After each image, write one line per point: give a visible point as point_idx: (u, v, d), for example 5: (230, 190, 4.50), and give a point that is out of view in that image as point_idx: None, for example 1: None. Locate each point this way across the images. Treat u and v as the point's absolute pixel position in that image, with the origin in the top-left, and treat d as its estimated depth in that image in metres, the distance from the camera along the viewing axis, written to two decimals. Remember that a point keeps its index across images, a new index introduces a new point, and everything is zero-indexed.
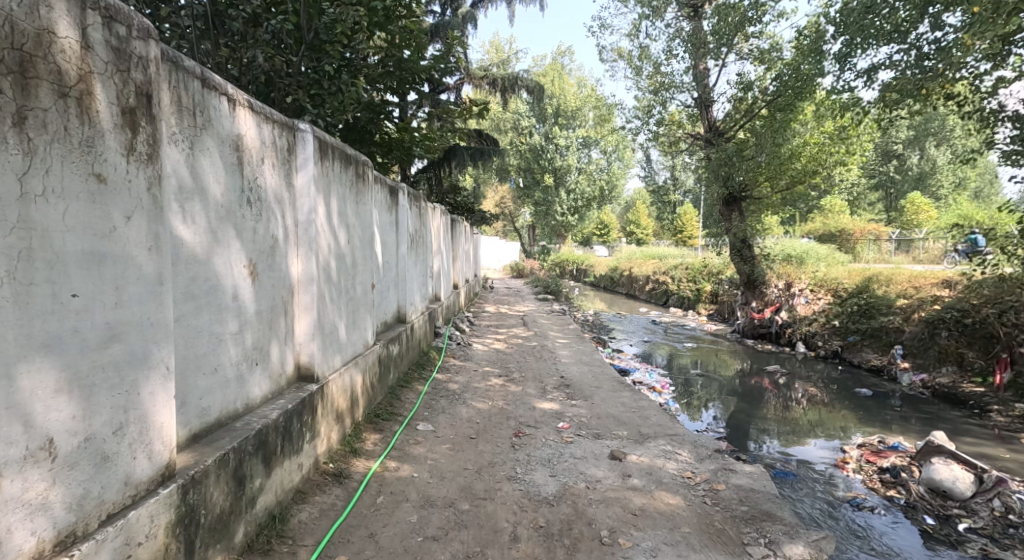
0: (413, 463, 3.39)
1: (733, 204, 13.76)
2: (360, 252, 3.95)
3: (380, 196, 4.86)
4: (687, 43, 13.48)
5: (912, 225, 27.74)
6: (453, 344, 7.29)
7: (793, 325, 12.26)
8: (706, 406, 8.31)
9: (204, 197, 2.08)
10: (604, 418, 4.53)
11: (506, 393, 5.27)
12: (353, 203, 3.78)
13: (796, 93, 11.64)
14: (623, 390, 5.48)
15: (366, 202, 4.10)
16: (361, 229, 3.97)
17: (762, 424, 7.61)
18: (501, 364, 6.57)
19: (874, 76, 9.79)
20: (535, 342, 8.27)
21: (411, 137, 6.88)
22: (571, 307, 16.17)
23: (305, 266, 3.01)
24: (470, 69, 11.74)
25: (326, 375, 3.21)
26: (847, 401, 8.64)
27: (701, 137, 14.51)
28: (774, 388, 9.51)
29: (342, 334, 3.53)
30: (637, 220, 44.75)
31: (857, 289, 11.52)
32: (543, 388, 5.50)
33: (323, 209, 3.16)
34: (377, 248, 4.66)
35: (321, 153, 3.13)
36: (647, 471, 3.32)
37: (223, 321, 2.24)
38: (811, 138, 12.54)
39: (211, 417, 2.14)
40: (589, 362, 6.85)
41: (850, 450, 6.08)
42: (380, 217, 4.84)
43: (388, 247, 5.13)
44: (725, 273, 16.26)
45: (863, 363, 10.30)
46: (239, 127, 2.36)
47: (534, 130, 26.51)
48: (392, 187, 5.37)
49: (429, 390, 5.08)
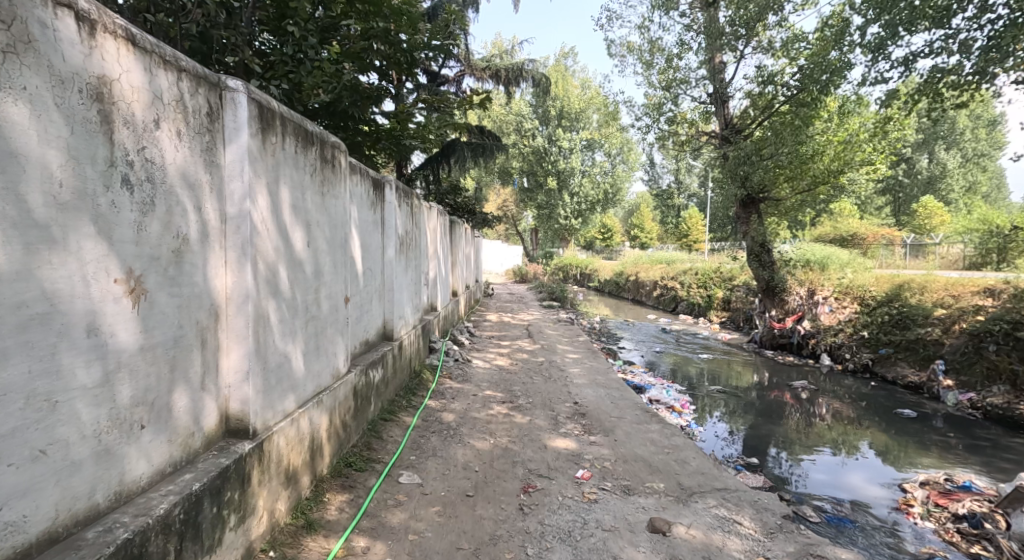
0: (388, 541, 2.54)
1: (750, 206, 12.80)
2: (326, 257, 3.10)
3: (360, 191, 4.02)
4: (701, 35, 12.68)
5: (925, 229, 26.89)
6: (450, 361, 6.46)
7: (817, 335, 11.35)
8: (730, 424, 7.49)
9: (14, 167, 1.27)
10: (633, 463, 3.70)
11: (512, 426, 4.42)
12: (318, 194, 2.95)
13: (820, 83, 10.71)
14: (650, 422, 4.62)
15: (336, 195, 3.26)
16: (329, 228, 3.14)
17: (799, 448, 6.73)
18: (504, 386, 5.70)
19: (911, 64, 9.03)
20: (541, 357, 7.40)
21: (402, 128, 6.00)
22: (577, 314, 15.30)
23: (235, 277, 2.17)
24: (470, 59, 10.85)
25: (269, 424, 2.36)
26: (888, 422, 7.72)
27: (715, 135, 13.64)
28: (798, 404, 8.65)
29: (298, 364, 2.69)
30: (639, 224, 43.90)
31: (888, 297, 10.66)
32: (554, 419, 4.66)
33: (265, 199, 2.31)
34: (354, 254, 3.82)
35: (264, 125, 2.29)
36: (704, 555, 2.49)
37: (69, 371, 1.40)
38: (834, 135, 11.61)
39: (31, 529, 1.31)
40: (604, 383, 5.98)
41: (912, 489, 5.20)
42: (359, 215, 3.99)
43: (370, 253, 4.30)
44: (739, 279, 15.40)
45: (899, 379, 9.39)
46: (106, 64, 1.52)
47: (537, 131, 25.69)
48: (376, 179, 4.52)
49: (418, 423, 4.24)
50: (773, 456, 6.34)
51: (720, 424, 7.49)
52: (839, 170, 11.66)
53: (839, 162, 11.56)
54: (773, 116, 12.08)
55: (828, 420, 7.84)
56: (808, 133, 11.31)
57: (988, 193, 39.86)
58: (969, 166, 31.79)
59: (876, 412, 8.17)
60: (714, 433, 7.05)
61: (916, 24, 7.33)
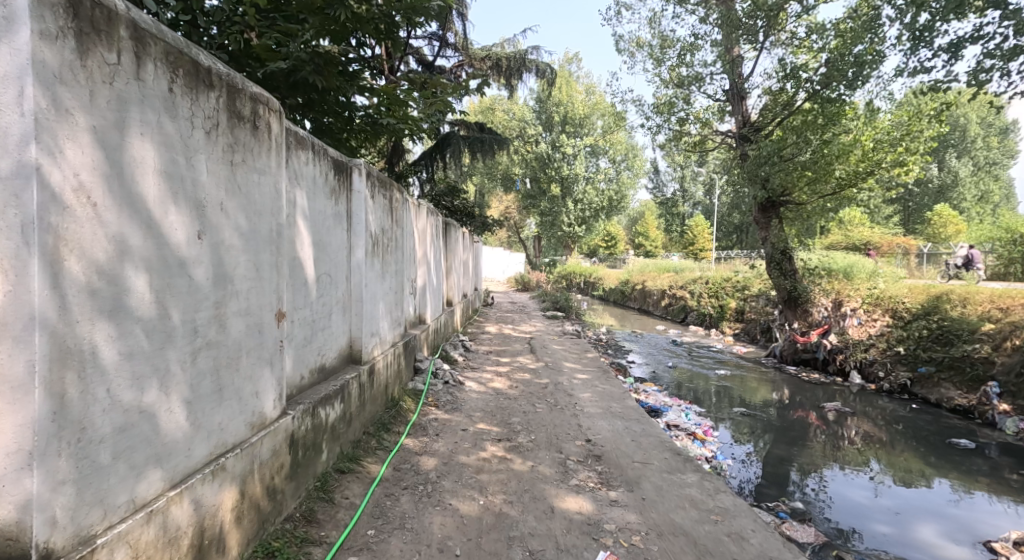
0: None
1: (770, 209, 11.67)
2: (239, 255, 2.13)
3: (308, 173, 3.07)
4: (717, 27, 11.79)
5: (941, 238, 25.77)
6: (438, 383, 5.49)
7: (845, 351, 10.14)
8: (749, 448, 6.59)
9: None
10: (674, 537, 2.75)
11: (509, 477, 3.44)
12: (224, 165, 2.01)
13: (846, 79, 9.74)
14: (684, 470, 3.64)
15: (261, 170, 2.31)
16: (246, 216, 2.18)
17: (834, 476, 5.83)
18: (501, 417, 4.71)
19: (958, 51, 8.13)
20: (545, 378, 6.41)
21: (377, 110, 5.01)
22: (582, 325, 14.31)
23: (13, 283, 1.22)
24: (469, 48, 9.96)
25: (93, 535, 1.39)
26: (938, 451, 6.66)
27: (731, 136, 12.70)
28: (824, 424, 7.68)
29: (175, 420, 1.72)
30: (644, 232, 42.87)
31: (924, 309, 9.63)
32: (563, 465, 3.69)
33: (82, 149, 1.36)
34: (297, 254, 2.88)
35: (87, 28, 1.36)
36: None
37: None
38: (860, 134, 10.33)
39: None
40: (620, 413, 4.99)
41: (1007, 551, 4.19)
42: (307, 204, 3.05)
43: (327, 254, 3.36)
44: (754, 288, 14.40)
45: (943, 402, 8.22)
46: None
47: (540, 138, 24.71)
48: (339, 161, 3.60)
49: (388, 475, 3.28)
50: (798, 488, 5.54)
51: (740, 447, 6.61)
52: (867, 171, 10.46)
53: (866, 163, 10.34)
54: (795, 114, 11.04)
55: (863, 447, 6.83)
56: (834, 130, 10.24)
57: (998, 202, 38.88)
58: (981, 175, 30.94)
59: (922, 440, 7.08)
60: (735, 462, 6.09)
61: (964, 7, 6.30)
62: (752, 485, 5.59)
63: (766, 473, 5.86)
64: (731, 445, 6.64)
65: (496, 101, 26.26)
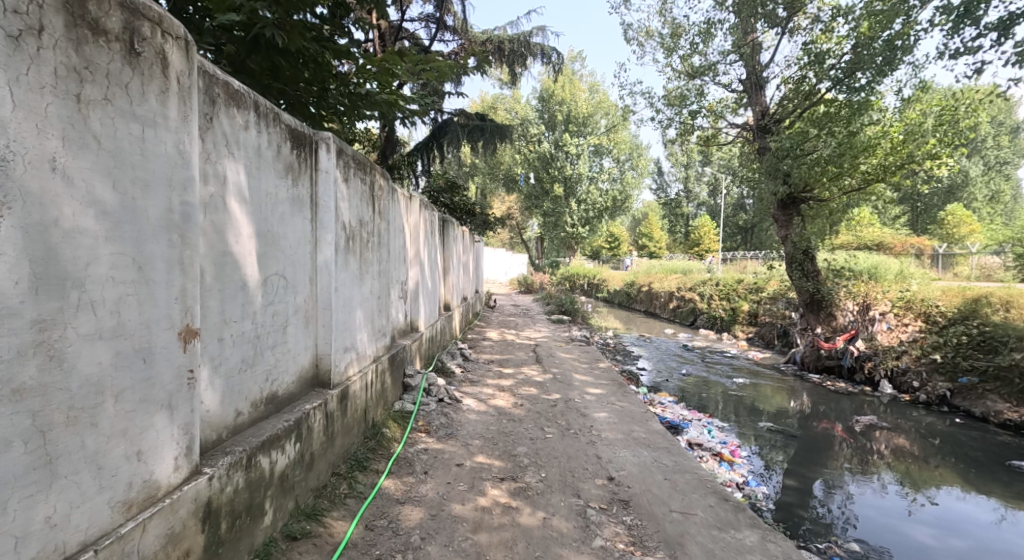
0: None
1: (791, 206, 10.77)
2: (101, 245, 1.38)
3: (247, 139, 2.29)
4: (733, 12, 10.99)
5: (954, 238, 24.77)
6: (430, 401, 4.72)
7: (875, 358, 9.27)
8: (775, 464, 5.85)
9: None
10: None
11: (516, 536, 2.67)
12: (57, 98, 1.26)
13: (876, 65, 8.86)
14: (739, 526, 2.87)
15: (153, 120, 1.53)
16: (116, 184, 1.42)
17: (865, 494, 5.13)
18: (504, 445, 3.94)
19: (1009, 28, 7.32)
20: (553, 393, 5.64)
21: (356, 88, 4.15)
22: (589, 330, 13.50)
23: None
24: (468, 31, 9.20)
25: None
26: (986, 471, 5.81)
27: (747, 130, 11.89)
28: (851, 437, 6.89)
29: None
30: (648, 234, 41.92)
31: (962, 314, 8.66)
32: (584, 516, 2.91)
33: None
34: (224, 248, 2.12)
35: None
36: None
37: None
38: (890, 126, 9.29)
39: None
40: (644, 440, 4.21)
41: None
42: (243, 181, 2.26)
43: (280, 249, 2.59)
44: (769, 289, 13.56)
45: (991, 416, 7.28)
46: None
47: (543, 138, 23.97)
48: (299, 132, 2.82)
49: (357, 536, 2.52)
50: (822, 507, 4.86)
51: (758, 459, 5.92)
52: (898, 166, 9.16)
53: (898, 156, 9.08)
54: (818, 105, 10.15)
55: (895, 461, 6.05)
56: (862, 121, 9.34)
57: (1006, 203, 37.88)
58: (989, 175, 30.10)
59: (973, 461, 6.12)
60: (762, 481, 5.34)
61: None
62: (772, 500, 4.92)
63: (791, 492, 5.13)
64: (753, 458, 5.94)
65: (497, 100, 25.70)
